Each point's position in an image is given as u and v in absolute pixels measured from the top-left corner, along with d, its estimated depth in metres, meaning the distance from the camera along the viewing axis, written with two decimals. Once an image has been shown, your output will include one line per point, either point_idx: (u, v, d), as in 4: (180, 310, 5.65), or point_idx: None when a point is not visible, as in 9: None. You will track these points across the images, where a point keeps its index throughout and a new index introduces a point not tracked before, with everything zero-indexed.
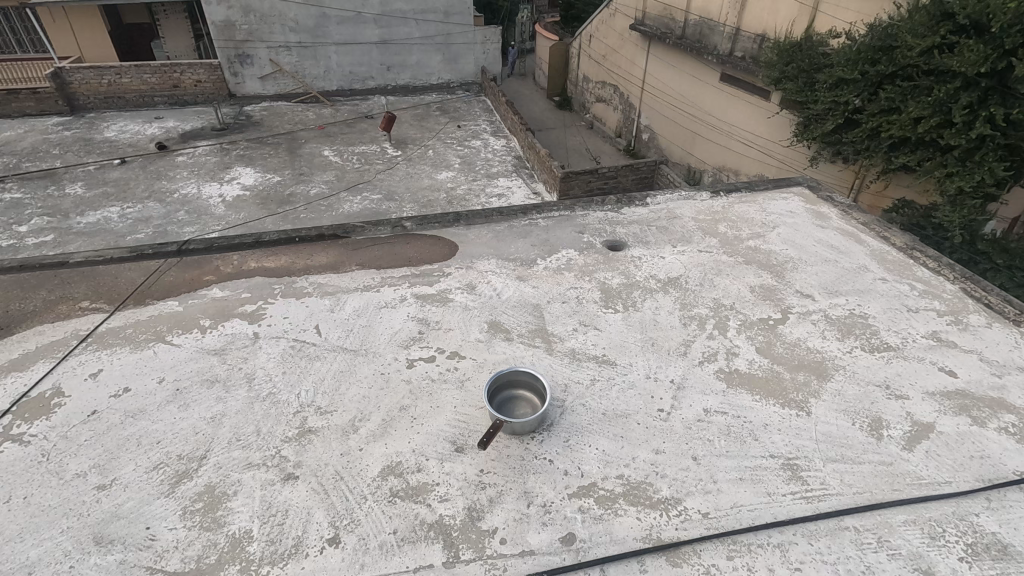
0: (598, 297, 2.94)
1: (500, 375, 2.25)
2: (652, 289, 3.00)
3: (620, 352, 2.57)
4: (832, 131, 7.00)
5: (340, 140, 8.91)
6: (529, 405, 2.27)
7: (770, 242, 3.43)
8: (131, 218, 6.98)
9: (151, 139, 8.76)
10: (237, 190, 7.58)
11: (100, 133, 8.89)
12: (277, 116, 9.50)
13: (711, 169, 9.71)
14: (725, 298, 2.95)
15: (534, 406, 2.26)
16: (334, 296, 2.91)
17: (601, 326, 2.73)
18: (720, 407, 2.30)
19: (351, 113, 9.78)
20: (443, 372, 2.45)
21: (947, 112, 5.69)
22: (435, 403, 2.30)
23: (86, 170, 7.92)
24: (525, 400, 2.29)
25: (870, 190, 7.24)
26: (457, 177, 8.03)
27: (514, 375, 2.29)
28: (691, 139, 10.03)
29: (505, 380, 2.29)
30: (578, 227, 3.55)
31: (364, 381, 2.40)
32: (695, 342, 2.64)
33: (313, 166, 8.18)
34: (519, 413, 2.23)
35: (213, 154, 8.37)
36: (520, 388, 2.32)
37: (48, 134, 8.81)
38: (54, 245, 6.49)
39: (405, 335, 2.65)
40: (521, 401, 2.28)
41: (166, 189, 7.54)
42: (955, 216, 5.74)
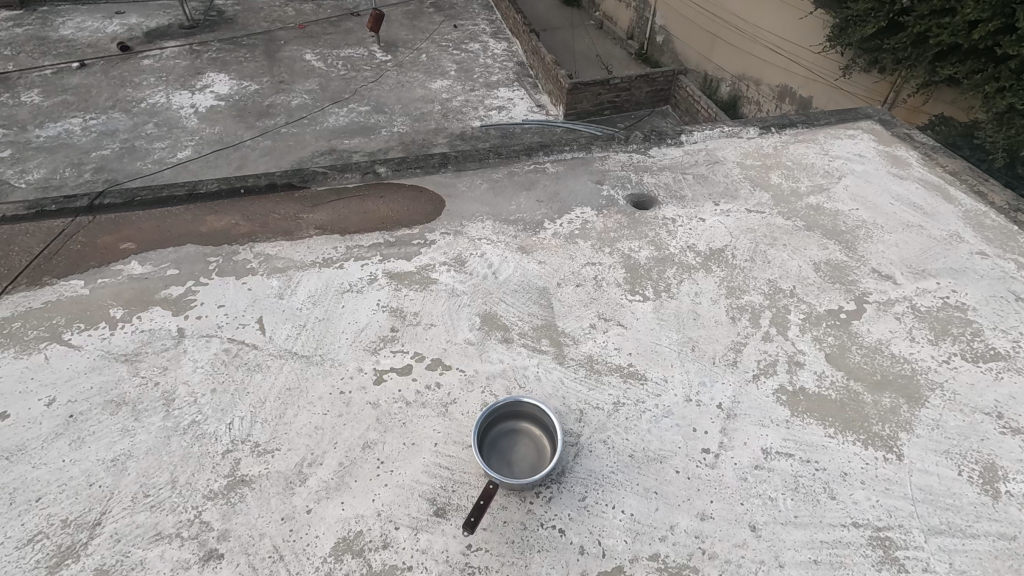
0: (621, 278, 2.30)
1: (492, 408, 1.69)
2: (691, 267, 2.36)
3: (650, 362, 1.99)
4: (871, 36, 5.91)
5: (323, 42, 7.77)
6: (533, 446, 1.72)
7: (835, 198, 2.73)
8: (95, 132, 6.11)
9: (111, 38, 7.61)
10: (211, 100, 6.62)
11: (54, 30, 7.72)
12: (251, 13, 8.26)
13: (731, 80, 8.61)
14: (782, 280, 2.32)
15: (541, 445, 1.71)
16: (285, 275, 2.28)
17: (626, 321, 2.12)
18: (783, 446, 1.76)
19: (335, 9, 8.51)
20: (418, 392, 1.88)
21: (1010, 14, 4.71)
22: (410, 439, 1.75)
23: (41, 74, 6.90)
24: (527, 438, 1.74)
25: (906, 105, 6.23)
26: (454, 87, 7.02)
27: (514, 404, 1.72)
28: (710, 44, 8.82)
29: (502, 412, 1.73)
30: (596, 175, 2.84)
31: (318, 405, 1.84)
32: (746, 347, 2.05)
33: (294, 73, 7.14)
34: (518, 459, 1.69)
35: (180, 58, 7.30)
36: (520, 420, 1.76)
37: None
38: (10, 161, 5.68)
39: (372, 335, 2.05)
40: (521, 440, 1.73)
41: (132, 98, 6.58)
42: (1000, 137, 4.89)
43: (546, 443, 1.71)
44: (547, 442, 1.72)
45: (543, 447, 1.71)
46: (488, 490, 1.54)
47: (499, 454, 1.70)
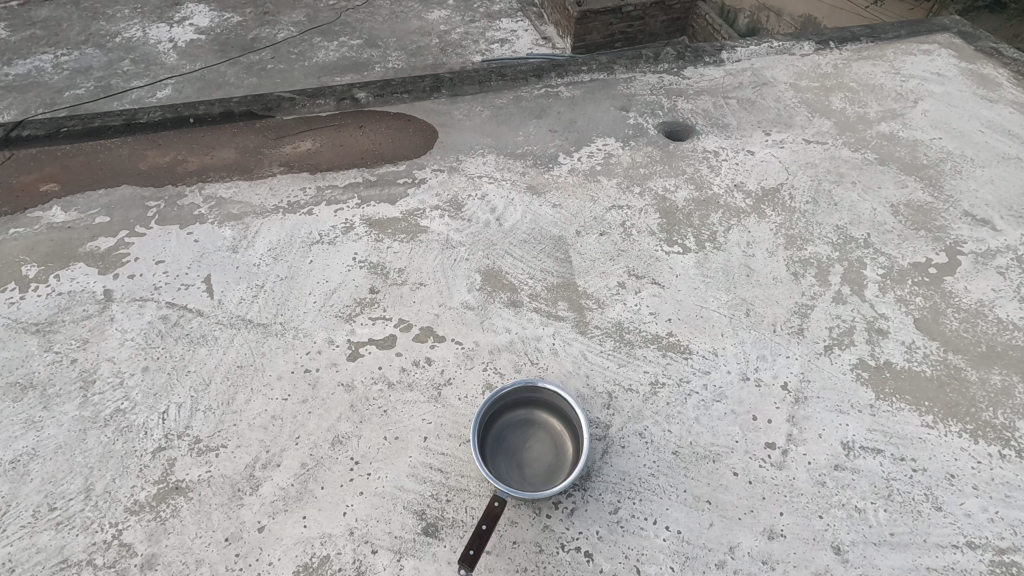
0: (654, 225, 1.87)
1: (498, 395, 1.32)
2: (741, 211, 1.92)
3: (694, 331, 1.59)
4: None
5: None
6: (551, 442, 1.36)
7: (911, 125, 2.24)
8: (65, 66, 5.38)
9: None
10: (190, 31, 5.84)
11: None
12: None
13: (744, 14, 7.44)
14: (853, 225, 1.88)
15: (560, 442, 1.35)
16: (240, 222, 1.85)
17: (662, 280, 1.72)
18: (869, 440, 1.38)
19: None
20: (403, 370, 1.50)
21: None
22: (393, 433, 1.38)
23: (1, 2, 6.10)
24: (543, 431, 1.38)
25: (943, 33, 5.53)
26: (451, 16, 6.32)
27: (527, 389, 1.35)
28: None
29: (512, 399, 1.36)
30: (620, 100, 2.35)
31: (278, 388, 1.46)
32: (814, 311, 1.64)
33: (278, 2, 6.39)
34: (529, 460, 1.34)
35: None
36: (534, 408, 1.40)
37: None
38: None
39: (346, 298, 1.65)
40: (536, 435, 1.37)
41: (103, 30, 5.82)
42: None
43: (567, 439, 1.35)
44: (569, 437, 1.35)
45: (564, 444, 1.35)
46: (491, 513, 1.15)
47: (507, 453, 1.34)
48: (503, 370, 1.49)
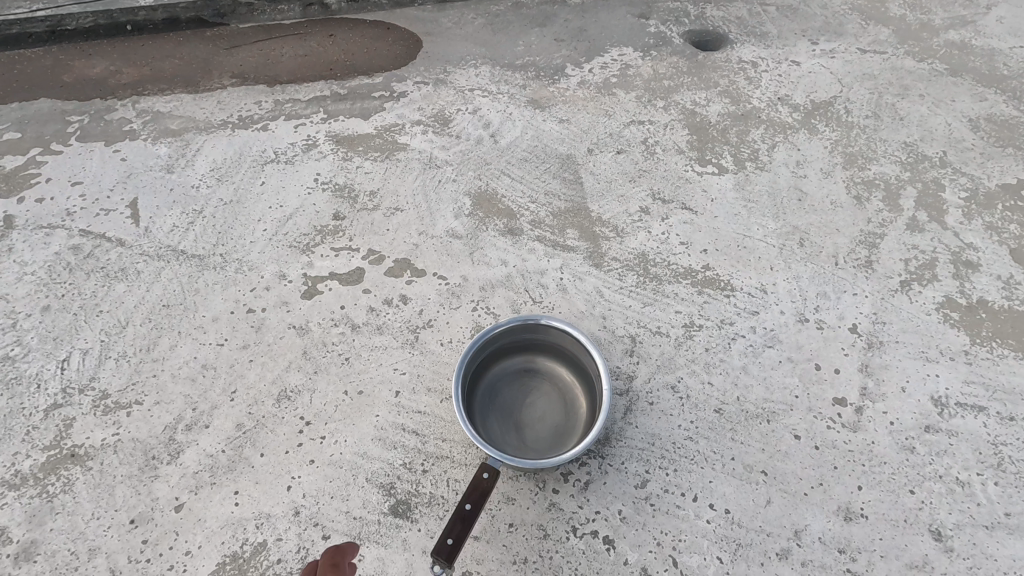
0: (683, 142, 1.54)
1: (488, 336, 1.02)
2: (788, 127, 1.58)
3: (737, 264, 1.28)
4: None
5: None
6: (558, 397, 1.06)
7: (986, 32, 1.88)
8: None
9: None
10: None
11: None
12: None
13: None
14: (925, 143, 1.54)
15: (570, 395, 1.05)
16: (179, 139, 1.52)
17: (695, 204, 1.39)
18: (967, 394, 1.08)
19: None
20: (372, 311, 1.19)
21: None
22: (356, 387, 1.08)
23: None
24: (547, 383, 1.08)
25: None
26: None
27: (526, 329, 1.04)
28: None
29: (504, 345, 1.06)
30: (638, 6, 1.98)
31: (212, 331, 1.15)
32: (885, 241, 1.32)
33: None
34: (532, 420, 1.04)
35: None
36: (533, 355, 1.10)
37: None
38: None
39: (304, 225, 1.33)
40: (538, 387, 1.08)
41: None
42: None
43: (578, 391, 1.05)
44: (580, 384, 1.05)
45: (575, 396, 1.05)
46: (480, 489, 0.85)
47: (501, 412, 1.05)
48: (497, 311, 1.18)
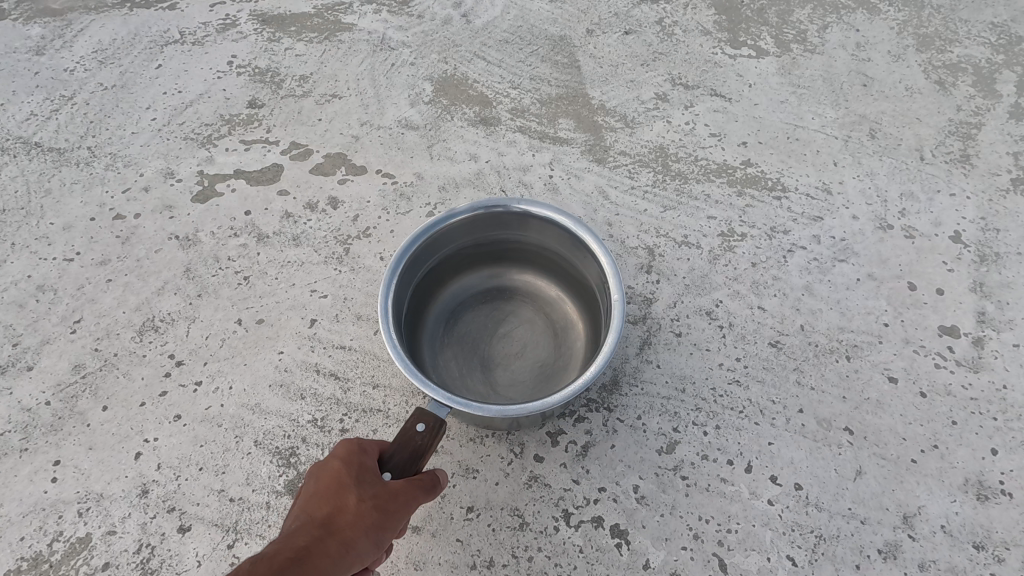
0: (709, 22, 1.20)
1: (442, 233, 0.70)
2: (841, 5, 1.24)
3: (788, 159, 0.94)
4: None
5: None
6: (543, 326, 0.77)
7: None
8: None
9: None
10: None
11: None
12: None
13: None
14: (1017, 23, 1.20)
15: (562, 326, 0.76)
16: (58, 18, 1.18)
17: (727, 91, 1.06)
18: None
19: None
20: (288, 217, 0.86)
21: None
22: (255, 314, 0.75)
23: None
24: (528, 307, 0.79)
25: None
26: None
27: (502, 226, 0.72)
28: None
29: (468, 250, 0.75)
30: None
31: (57, 241, 0.82)
32: (983, 132, 0.99)
33: None
34: (506, 357, 0.75)
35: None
36: (509, 268, 0.80)
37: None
38: None
39: (207, 114, 1.00)
40: (515, 313, 0.79)
41: None
42: None
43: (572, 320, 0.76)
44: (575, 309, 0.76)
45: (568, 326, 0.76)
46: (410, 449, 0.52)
47: (460, 344, 0.77)
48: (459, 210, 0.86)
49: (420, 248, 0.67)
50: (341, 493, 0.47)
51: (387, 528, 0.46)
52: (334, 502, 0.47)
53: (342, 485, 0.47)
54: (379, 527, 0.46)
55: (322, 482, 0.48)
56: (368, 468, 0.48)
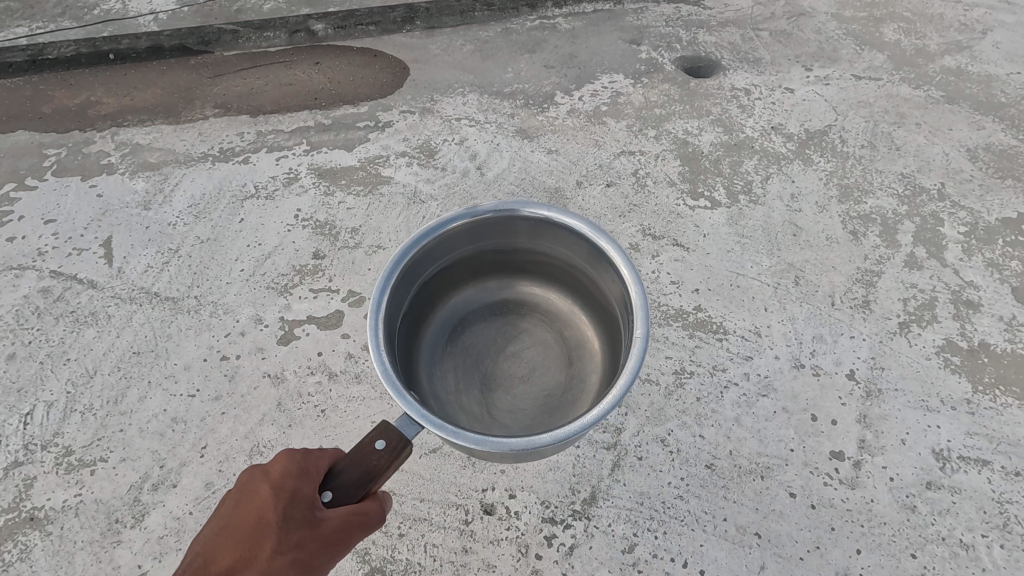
0: (675, 174, 1.50)
1: (455, 234, 0.95)
2: (781, 157, 1.55)
3: (730, 304, 1.23)
4: None
5: None
6: (553, 342, 1.07)
7: (983, 60, 1.86)
8: None
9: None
10: None
11: None
12: None
13: None
14: (922, 174, 1.51)
15: (572, 345, 1.06)
16: (158, 173, 1.48)
17: (687, 241, 1.34)
18: (971, 446, 1.03)
19: None
20: (351, 358, 1.14)
21: None
22: (332, 441, 1.03)
23: None
24: (543, 323, 1.10)
25: None
26: None
27: (525, 247, 1.01)
28: None
29: (488, 257, 1.04)
30: (629, 33, 1.97)
31: (181, 379, 1.10)
32: (883, 278, 1.28)
33: None
34: (509, 371, 1.04)
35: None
36: (531, 279, 1.10)
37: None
38: None
39: (283, 264, 1.29)
40: (529, 333, 1.09)
41: None
42: None
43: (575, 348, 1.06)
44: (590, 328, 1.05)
45: (583, 349, 1.05)
46: (362, 467, 0.67)
47: (467, 351, 1.08)
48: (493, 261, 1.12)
49: (438, 256, 0.96)
50: (263, 530, 0.59)
51: (294, 566, 0.59)
52: (251, 539, 0.58)
53: (264, 520, 0.60)
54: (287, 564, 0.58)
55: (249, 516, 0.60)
56: (294, 504, 0.61)
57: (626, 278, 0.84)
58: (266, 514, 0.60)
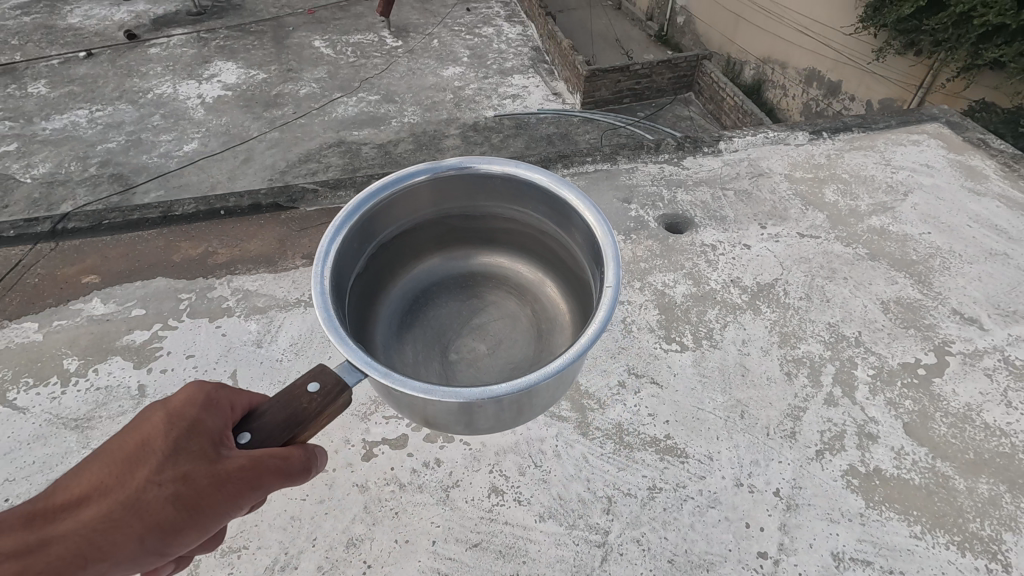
0: (654, 321, 1.96)
1: (418, 204, 1.64)
2: (736, 307, 2.01)
3: (691, 433, 1.66)
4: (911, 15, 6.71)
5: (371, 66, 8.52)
6: (508, 311, 1.83)
7: (902, 219, 2.36)
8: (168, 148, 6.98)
9: (136, 93, 7.88)
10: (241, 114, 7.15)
11: (132, 72, 8.20)
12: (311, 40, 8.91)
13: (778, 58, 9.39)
14: (844, 323, 1.96)
15: (534, 310, 1.81)
16: (265, 316, 1.98)
17: (661, 379, 1.79)
18: (859, 550, 1.44)
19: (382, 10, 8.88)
20: (414, 472, 1.58)
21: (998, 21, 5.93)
22: (403, 536, 1.47)
23: (121, 114, 7.54)
24: (500, 297, 1.86)
25: (945, 88, 7.02)
26: (481, 87, 8.17)
27: (477, 221, 1.79)
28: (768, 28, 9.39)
29: (448, 229, 1.79)
30: (622, 191, 2.48)
31: (296, 487, 1.55)
32: (807, 413, 1.71)
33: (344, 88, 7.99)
34: (477, 334, 1.76)
35: (200, 111, 7.63)
36: (484, 255, 1.90)
37: (16, 92, 7.86)
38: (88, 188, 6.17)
39: (363, 395, 1.75)
40: (492, 303, 1.85)
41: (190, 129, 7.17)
42: None
43: (532, 308, 1.83)
44: (555, 296, 1.80)
45: (536, 313, 1.81)
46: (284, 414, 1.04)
47: (429, 321, 1.81)
48: (456, 262, 1.90)
49: (409, 225, 1.68)
50: (144, 453, 0.94)
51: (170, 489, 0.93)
52: (129, 463, 0.93)
53: (146, 446, 0.94)
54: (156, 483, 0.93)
55: (134, 444, 0.94)
56: (174, 438, 0.96)
57: (585, 212, 1.46)
58: (152, 442, 0.95)
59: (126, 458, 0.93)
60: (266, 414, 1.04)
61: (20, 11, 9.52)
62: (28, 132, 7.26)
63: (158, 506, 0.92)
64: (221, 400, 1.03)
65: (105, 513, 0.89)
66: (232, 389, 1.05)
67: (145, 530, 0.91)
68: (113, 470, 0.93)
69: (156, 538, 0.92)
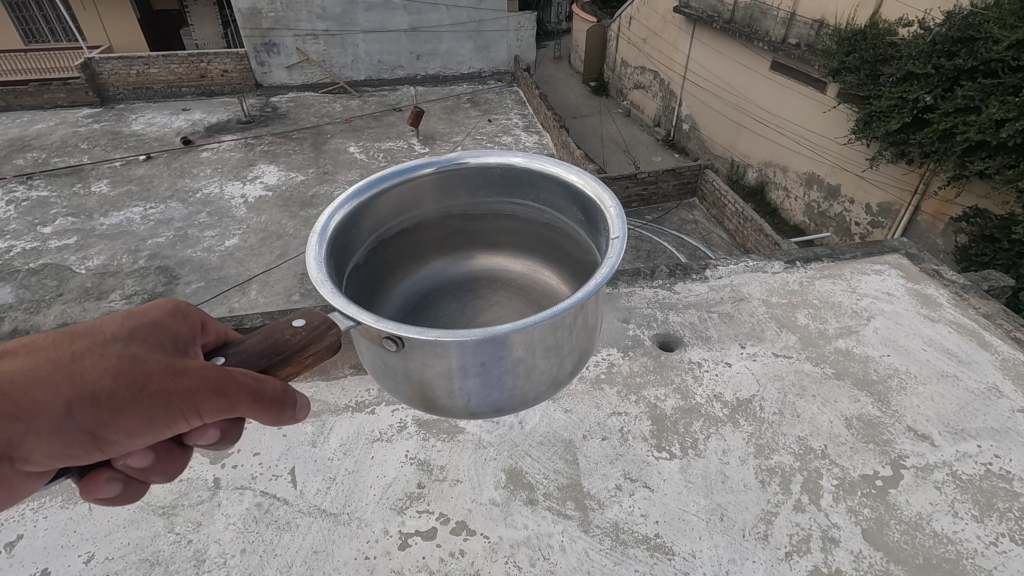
0: (647, 431, 2.29)
1: (421, 201, 2.06)
2: (718, 420, 2.34)
3: (677, 534, 1.95)
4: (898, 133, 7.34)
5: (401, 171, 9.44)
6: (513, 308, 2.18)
7: (865, 342, 2.73)
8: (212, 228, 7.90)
9: (188, 194, 8.75)
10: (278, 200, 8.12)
11: (188, 176, 9.17)
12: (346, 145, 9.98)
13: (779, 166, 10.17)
14: (812, 437, 2.28)
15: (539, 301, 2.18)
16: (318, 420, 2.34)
17: (652, 483, 2.10)
18: None
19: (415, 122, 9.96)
20: (442, 560, 1.88)
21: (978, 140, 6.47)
22: None
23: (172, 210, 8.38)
24: (502, 297, 2.22)
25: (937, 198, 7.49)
26: None
27: (475, 223, 2.22)
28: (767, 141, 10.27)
29: (448, 232, 2.22)
30: (621, 311, 2.89)
31: (343, 571, 1.85)
32: (778, 518, 2.00)
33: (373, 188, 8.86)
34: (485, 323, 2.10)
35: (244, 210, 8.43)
36: (481, 259, 2.33)
37: (82, 191, 8.79)
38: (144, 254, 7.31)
39: (399, 491, 2.08)
40: (497, 301, 2.21)
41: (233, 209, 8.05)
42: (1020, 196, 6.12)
43: (532, 299, 2.20)
44: (556, 286, 2.19)
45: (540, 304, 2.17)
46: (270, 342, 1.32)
47: (441, 317, 2.14)
48: (456, 266, 2.30)
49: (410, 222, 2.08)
50: (97, 333, 1.15)
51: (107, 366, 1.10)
52: (79, 339, 1.12)
53: (101, 331, 1.15)
54: (99, 358, 1.11)
55: (89, 326, 1.15)
56: (128, 330, 1.18)
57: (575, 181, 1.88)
58: (108, 329, 1.16)
59: (78, 335, 1.13)
60: (248, 341, 1.32)
61: (93, 120, 10.77)
62: (90, 228, 8.06)
63: (95, 374, 1.09)
64: (191, 318, 1.31)
65: (33, 367, 1.04)
66: (206, 313, 1.34)
67: (76, 395, 1.07)
68: (61, 340, 1.11)
69: (84, 406, 1.07)
